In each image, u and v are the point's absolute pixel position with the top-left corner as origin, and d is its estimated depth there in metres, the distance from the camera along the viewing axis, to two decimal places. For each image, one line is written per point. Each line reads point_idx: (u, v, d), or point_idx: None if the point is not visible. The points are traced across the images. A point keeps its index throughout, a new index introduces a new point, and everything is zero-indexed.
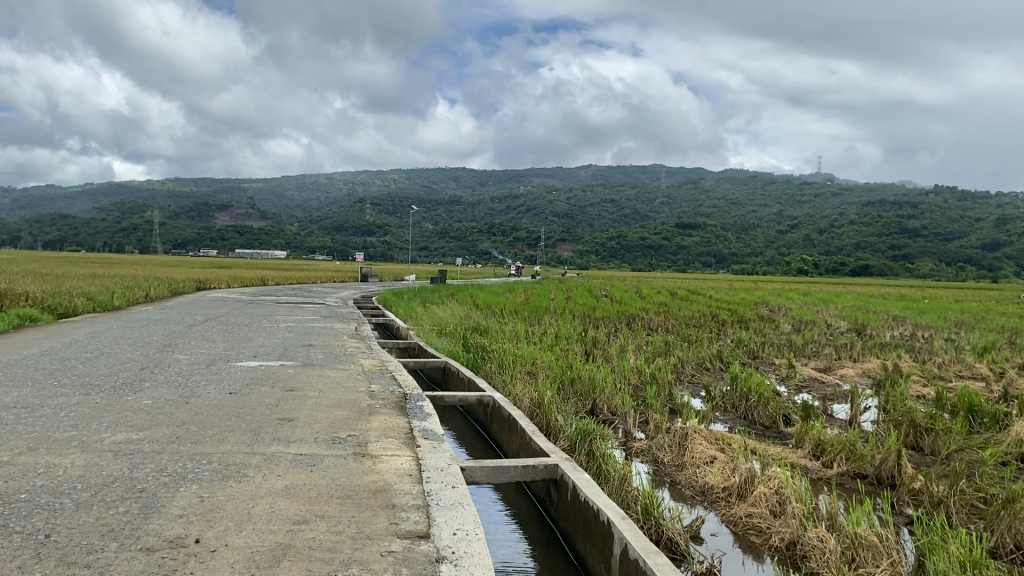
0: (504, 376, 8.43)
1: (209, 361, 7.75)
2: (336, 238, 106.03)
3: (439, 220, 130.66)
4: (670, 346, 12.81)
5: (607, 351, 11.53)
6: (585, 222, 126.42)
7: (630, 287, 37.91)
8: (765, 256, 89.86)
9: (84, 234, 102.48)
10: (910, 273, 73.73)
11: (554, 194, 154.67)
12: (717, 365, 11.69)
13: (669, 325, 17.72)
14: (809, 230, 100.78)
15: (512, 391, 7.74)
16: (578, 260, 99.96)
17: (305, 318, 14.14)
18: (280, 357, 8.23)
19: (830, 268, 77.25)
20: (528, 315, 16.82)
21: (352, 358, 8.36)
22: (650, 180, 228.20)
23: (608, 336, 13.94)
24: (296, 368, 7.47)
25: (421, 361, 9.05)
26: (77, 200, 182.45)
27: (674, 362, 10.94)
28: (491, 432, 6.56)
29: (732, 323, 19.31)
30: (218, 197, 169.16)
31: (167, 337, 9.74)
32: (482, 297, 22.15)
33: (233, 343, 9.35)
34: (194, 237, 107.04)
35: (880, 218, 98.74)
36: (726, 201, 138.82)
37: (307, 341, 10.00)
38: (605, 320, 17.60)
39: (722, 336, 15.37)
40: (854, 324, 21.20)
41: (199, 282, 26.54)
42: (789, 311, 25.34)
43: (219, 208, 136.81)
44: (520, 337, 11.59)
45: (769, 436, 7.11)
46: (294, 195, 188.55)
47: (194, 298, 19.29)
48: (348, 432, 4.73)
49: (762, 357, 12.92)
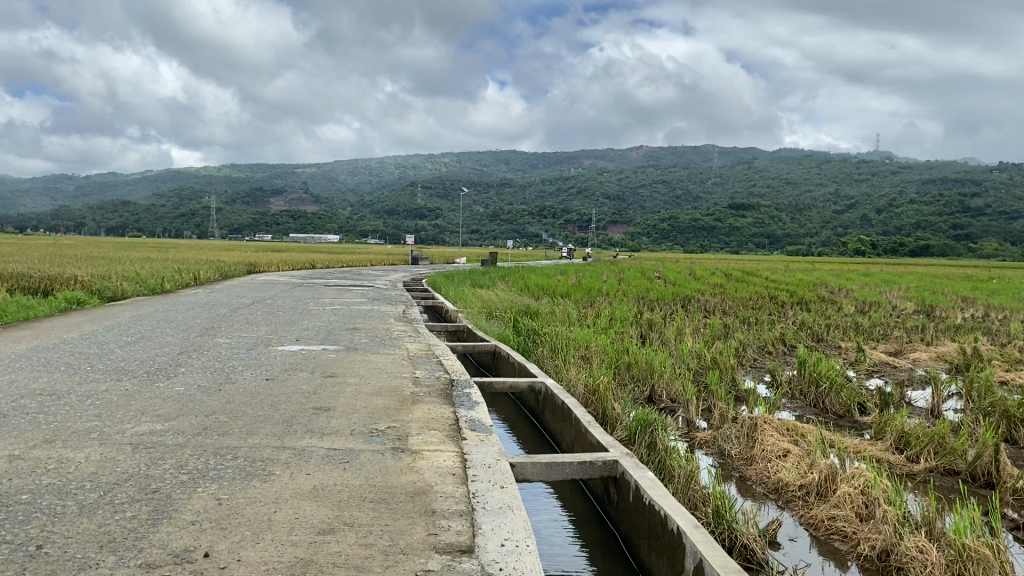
0: (556, 360, 8.00)
1: (250, 345, 7.46)
2: (388, 223, 106.54)
3: (489, 203, 130.42)
4: (730, 328, 12.24)
5: (664, 334, 11.03)
6: (636, 204, 124.96)
7: (685, 269, 37.09)
8: (821, 236, 87.66)
9: (143, 220, 104.69)
10: (973, 253, 71.20)
11: (605, 176, 153.26)
12: (779, 349, 11.10)
13: (727, 307, 17.06)
14: (867, 210, 98.06)
15: (565, 376, 7.31)
16: (629, 242, 98.90)
17: (352, 300, 13.86)
18: (323, 341, 7.92)
19: (889, 249, 75.01)
20: (581, 298, 16.31)
21: (396, 342, 8.01)
22: (703, 160, 224.53)
23: (665, 319, 13.40)
24: (338, 353, 7.13)
25: (470, 345, 8.67)
26: (137, 186, 186.65)
27: (736, 346, 10.38)
28: (543, 422, 6.13)
29: (793, 304, 18.56)
30: (272, 182, 171.34)
31: (210, 321, 9.52)
32: (533, 280, 21.73)
33: (276, 326, 9.08)
34: (250, 221, 108.53)
35: (942, 196, 95.55)
36: (781, 181, 135.86)
37: (353, 324, 9.69)
38: (660, 302, 17.02)
39: (783, 318, 14.70)
40: (921, 305, 20.25)
41: (250, 266, 26.62)
42: (851, 292, 24.39)
43: (273, 195, 138.65)
44: (572, 320, 11.15)
45: (844, 426, 6.57)
46: (345, 180, 190.01)
47: (243, 281, 19.27)
48: (387, 424, 4.35)
49: (828, 340, 12.25)
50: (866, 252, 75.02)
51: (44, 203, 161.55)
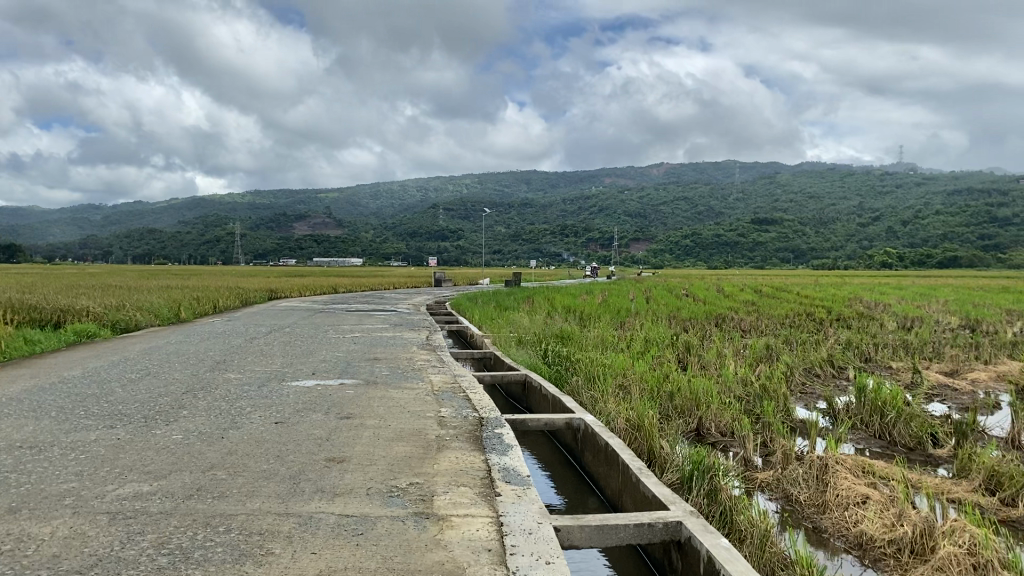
0: (593, 390, 7.40)
1: (262, 381, 6.89)
2: (410, 245, 106.49)
3: (511, 223, 130.10)
4: (772, 349, 11.60)
5: (704, 357, 10.41)
6: (658, 221, 124.07)
7: (711, 285, 36.45)
8: (846, 250, 86.52)
9: (170, 247, 105.34)
10: (1003, 264, 69.74)
11: (626, 193, 152.67)
12: (828, 373, 10.43)
13: (765, 326, 16.38)
14: (892, 222, 96.53)
15: (604, 408, 6.72)
16: (651, 260, 98.02)
17: (374, 327, 13.32)
18: (341, 374, 7.35)
19: (915, 261, 73.63)
20: (612, 318, 15.69)
21: (419, 373, 7.41)
22: (724, 175, 223.34)
23: (702, 340, 12.76)
24: (357, 388, 6.53)
25: (499, 374, 8.07)
26: (164, 213, 188.30)
27: (783, 369, 9.74)
28: (584, 463, 5.52)
29: (832, 322, 17.82)
30: (296, 207, 172.23)
31: (221, 354, 8.95)
32: (560, 299, 21.20)
33: (292, 358, 8.51)
34: (274, 246, 108.97)
35: (969, 206, 93.89)
36: (804, 195, 134.37)
37: (373, 353, 9.11)
38: (693, 321, 16.40)
39: (826, 338, 14.01)
40: (965, 320, 19.40)
41: (271, 292, 26.24)
42: (887, 308, 23.57)
43: (297, 220, 139.24)
44: (606, 344, 10.57)
45: (918, 464, 5.90)
46: (368, 203, 190.83)
47: (262, 308, 18.86)
48: (409, 479, 3.75)
49: (877, 361, 11.55)
50: (893, 264, 73.79)
51: (73, 233, 163.60)
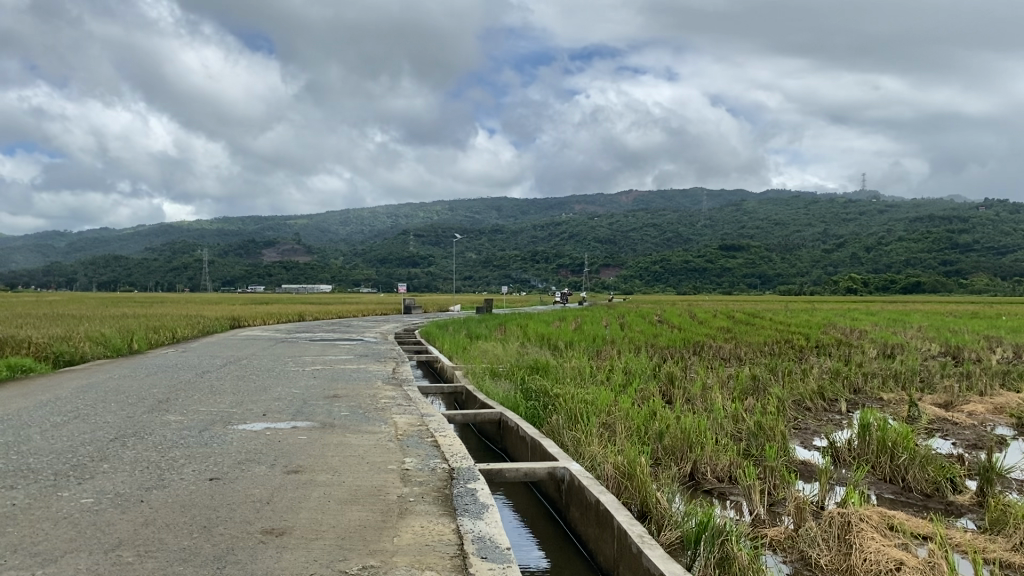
0: (575, 430, 6.71)
1: (203, 425, 6.07)
2: (380, 271, 105.41)
3: (481, 249, 129.71)
4: (758, 380, 11.03)
5: (690, 390, 9.81)
6: (627, 247, 124.24)
7: (685, 312, 36.05)
8: (812, 275, 87.10)
9: (136, 275, 103.27)
10: (966, 289, 70.50)
11: (595, 220, 153.05)
12: (819, 406, 9.85)
13: (745, 354, 15.87)
14: (856, 248, 97.34)
15: (591, 452, 6.04)
16: (622, 285, 97.91)
17: (337, 359, 12.51)
18: (295, 415, 6.58)
19: (880, 286, 74.14)
20: (589, 347, 15.10)
21: (382, 414, 6.67)
22: (691, 203, 225.35)
23: (684, 369, 12.16)
24: (314, 433, 5.77)
25: (471, 413, 7.35)
26: (130, 240, 185.57)
27: (774, 403, 9.16)
28: (569, 520, 4.84)
29: (813, 350, 17.39)
30: (265, 233, 170.40)
31: (165, 391, 8.08)
32: (533, 327, 20.61)
33: (243, 397, 7.69)
34: (242, 272, 107.27)
35: (930, 233, 95.19)
36: (770, 222, 135.38)
37: (333, 390, 8.34)
38: (671, 349, 15.80)
39: (810, 366, 13.52)
40: (947, 347, 19.03)
41: (234, 321, 25.31)
42: (865, 334, 23.23)
43: (265, 248, 137.60)
44: (584, 376, 9.91)
45: (942, 517, 5.27)
46: (337, 229, 189.36)
47: (221, 337, 17.98)
48: (361, 566, 3.02)
49: (867, 393, 11.00)
50: (858, 290, 74.35)
51: (35, 259, 160.17)
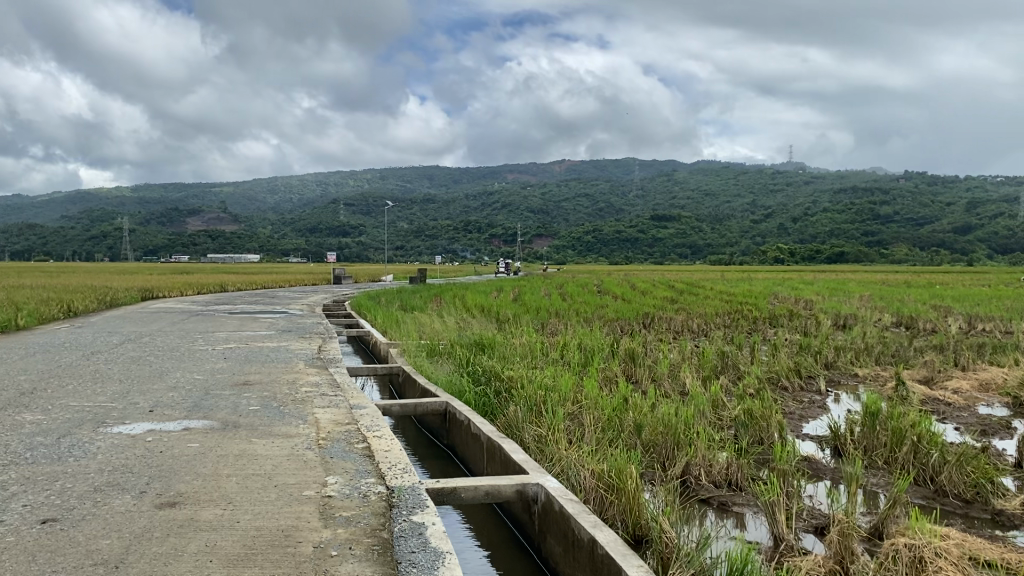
0: (543, 424, 5.53)
1: (65, 429, 4.66)
2: (311, 241, 102.42)
3: (414, 219, 127.37)
4: (726, 354, 10.04)
5: (656, 369, 8.74)
6: (560, 218, 123.29)
7: (622, 281, 35.26)
8: (740, 246, 87.68)
9: (53, 242, 97.46)
10: (886, 259, 71.57)
11: (529, 189, 151.69)
12: (795, 385, 8.90)
13: (699, 326, 14.94)
14: (782, 219, 98.28)
15: (562, 454, 4.92)
16: (555, 255, 96.97)
17: (255, 335, 11.06)
18: (188, 412, 5.23)
19: (806, 256, 74.90)
20: (535, 319, 13.99)
21: (304, 411, 5.34)
22: (623, 173, 226.32)
23: (643, 343, 11.09)
24: (206, 439, 4.45)
25: (412, 403, 6.10)
26: (47, 207, 176.36)
27: (754, 384, 8.14)
28: (547, 557, 3.68)
29: (765, 321, 16.57)
30: (190, 202, 163.96)
31: (34, 380, 6.54)
32: (471, 298, 19.32)
33: (130, 387, 6.25)
34: (167, 242, 102.98)
35: (853, 204, 96.71)
36: (700, 193, 136.10)
37: (243, 375, 6.95)
38: (622, 322, 14.74)
39: (774, 339, 12.58)
40: (898, 317, 18.44)
41: (146, 292, 23.29)
42: (812, 304, 22.57)
43: (190, 216, 132.46)
44: (536, 355, 8.75)
45: (1002, 536, 4.26)
46: (266, 199, 184.10)
47: (129, 311, 16.18)
48: None
49: (841, 371, 10.09)
50: (784, 260, 74.94)
51: None
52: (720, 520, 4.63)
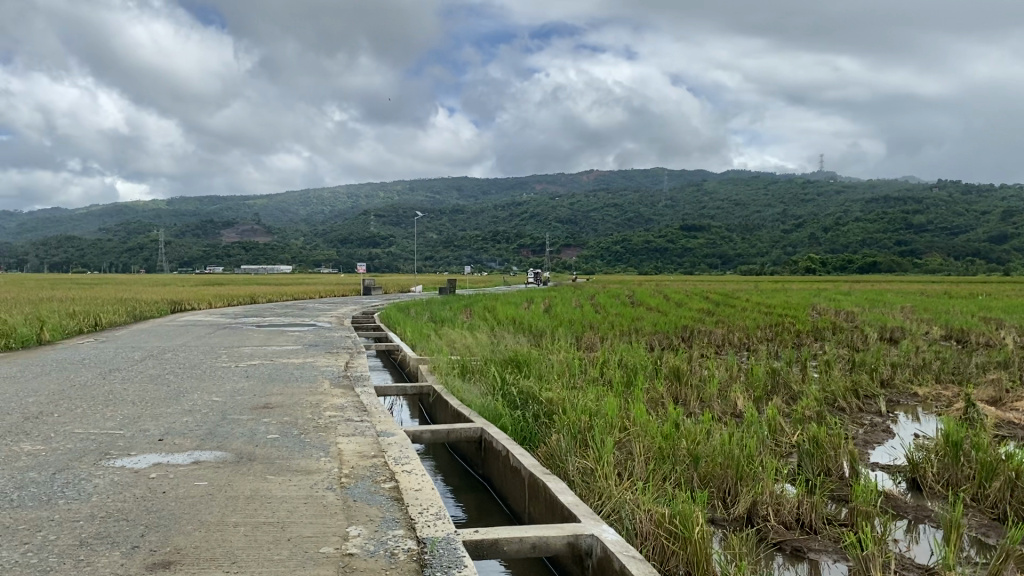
0: (590, 456, 5.00)
1: (63, 463, 4.20)
2: (341, 252, 102.76)
3: (443, 229, 127.42)
4: (777, 372, 9.43)
5: (704, 389, 8.15)
6: (588, 228, 122.50)
7: (654, 292, 34.50)
8: (771, 256, 86.45)
9: (89, 254, 98.54)
10: (920, 269, 70.08)
11: (558, 200, 151.25)
12: (854, 406, 8.26)
13: (741, 340, 14.31)
14: (813, 228, 96.85)
15: (614, 491, 4.38)
16: (584, 265, 96.22)
17: (281, 350, 10.66)
18: (199, 441, 4.76)
19: (838, 266, 73.61)
20: (570, 334, 13.43)
21: (327, 442, 4.84)
22: (652, 183, 225.30)
23: (685, 360, 10.46)
24: (216, 477, 3.97)
25: (443, 429, 5.59)
26: (84, 220, 178.73)
27: (813, 407, 7.53)
28: None
29: (810, 335, 15.88)
30: (222, 213, 165.38)
31: (41, 403, 6.11)
32: (501, 310, 18.78)
33: (143, 410, 5.81)
34: (200, 254, 103.84)
35: (886, 213, 95.09)
36: (730, 203, 134.62)
37: (265, 397, 6.46)
38: (660, 336, 14.10)
39: (825, 354, 11.90)
40: (948, 330, 17.57)
41: (175, 304, 23.05)
42: (855, 317, 21.75)
43: (222, 228, 133.79)
44: (573, 374, 8.22)
45: None
46: (297, 211, 185.39)
47: (155, 324, 15.88)
48: None
49: (901, 391, 9.39)
50: (816, 270, 73.60)
51: None
52: (795, 568, 4.05)
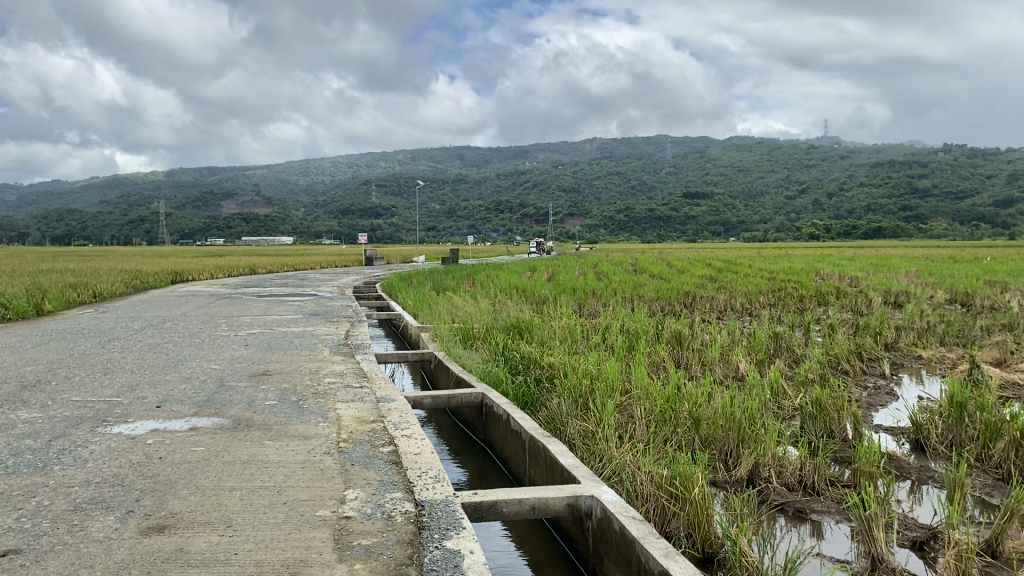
0: (589, 420, 4.96)
1: (56, 432, 4.16)
2: (344, 223, 102.43)
3: (445, 199, 126.97)
4: (780, 335, 9.39)
5: (705, 353, 8.12)
6: (591, 196, 121.89)
7: (658, 259, 34.35)
8: (774, 223, 86.05)
9: (92, 227, 98.16)
10: (925, 234, 69.68)
11: (560, 168, 150.57)
12: (857, 368, 8.23)
13: (743, 305, 14.25)
14: (818, 194, 96.28)
15: (614, 454, 4.36)
16: (586, 234, 96.02)
17: (282, 319, 10.63)
18: (198, 409, 4.70)
19: (842, 232, 73.23)
20: (573, 301, 13.36)
21: (325, 408, 4.77)
22: (655, 151, 224.31)
23: (688, 326, 10.40)
24: (214, 442, 3.93)
25: (444, 395, 5.54)
26: (85, 192, 177.96)
27: (816, 369, 7.49)
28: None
29: (813, 300, 15.81)
30: (223, 184, 164.81)
31: (38, 372, 6.10)
32: (504, 278, 18.70)
33: (141, 378, 5.80)
34: (202, 226, 103.54)
35: (890, 178, 94.43)
36: (734, 170, 134.00)
37: (263, 365, 6.42)
38: (663, 301, 14.05)
39: (829, 319, 11.83)
40: (953, 294, 17.49)
41: (176, 275, 22.98)
42: (859, 281, 21.61)
43: (224, 200, 133.48)
44: (573, 339, 8.20)
45: None
46: (298, 181, 184.55)
47: (155, 295, 15.86)
48: None
49: (904, 354, 9.37)
50: (820, 236, 73.29)
51: None
52: (797, 528, 4.03)
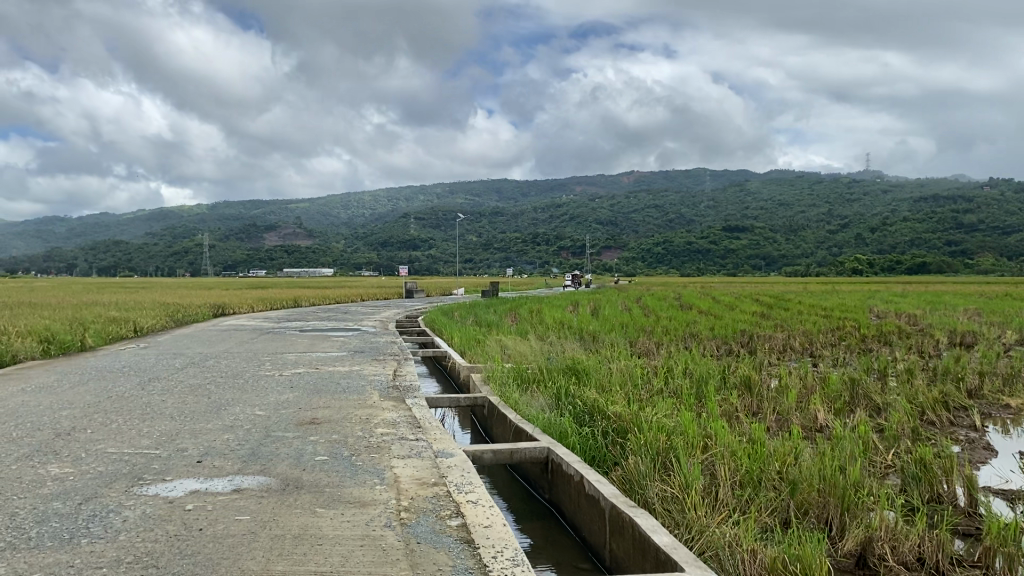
0: (672, 482, 4.41)
1: (86, 491, 3.75)
2: (382, 255, 102.84)
3: (483, 232, 127.16)
4: (856, 380, 8.73)
5: (780, 400, 7.52)
6: (630, 230, 121.19)
7: (700, 294, 33.51)
8: (816, 257, 84.47)
9: (137, 259, 99.68)
10: (972, 269, 67.82)
11: (598, 202, 150.37)
12: (944, 419, 7.59)
13: (802, 345, 13.58)
14: (860, 228, 94.51)
15: (707, 524, 3.83)
16: (624, 267, 95.41)
17: (326, 357, 10.27)
18: (242, 466, 4.25)
19: (886, 267, 71.55)
20: (624, 339, 12.79)
21: (378, 469, 4.28)
22: (694, 184, 223.26)
23: (751, 368, 9.77)
24: (260, 509, 3.49)
25: (505, 449, 5.07)
26: (131, 224, 181.16)
27: (904, 421, 6.86)
28: None
29: (876, 340, 15.05)
30: (265, 217, 166.86)
31: (75, 417, 5.72)
32: (550, 313, 18.15)
33: (183, 425, 5.40)
34: (244, 258, 104.60)
35: (935, 213, 92.43)
36: (774, 203, 132.54)
37: (309, 412, 5.98)
38: (719, 341, 13.39)
39: (901, 362, 11.09)
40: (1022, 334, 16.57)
41: (218, 308, 22.83)
42: (917, 320, 20.71)
43: (266, 232, 135.12)
44: (635, 384, 7.64)
45: None
46: (339, 215, 186.49)
47: (196, 329, 15.64)
48: None
49: (990, 403, 8.61)
50: (863, 271, 71.74)
51: (37, 246, 155.97)
52: None
